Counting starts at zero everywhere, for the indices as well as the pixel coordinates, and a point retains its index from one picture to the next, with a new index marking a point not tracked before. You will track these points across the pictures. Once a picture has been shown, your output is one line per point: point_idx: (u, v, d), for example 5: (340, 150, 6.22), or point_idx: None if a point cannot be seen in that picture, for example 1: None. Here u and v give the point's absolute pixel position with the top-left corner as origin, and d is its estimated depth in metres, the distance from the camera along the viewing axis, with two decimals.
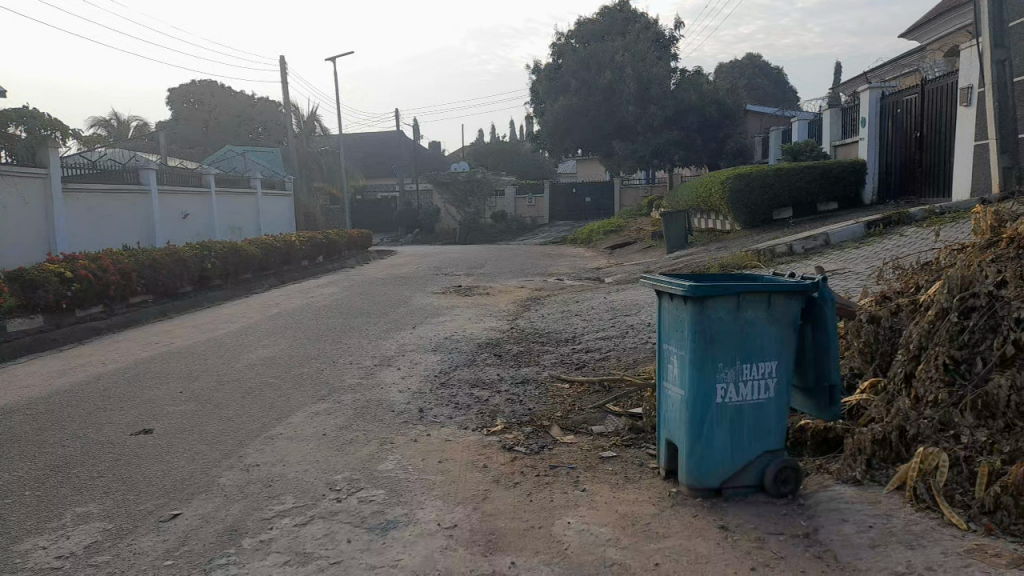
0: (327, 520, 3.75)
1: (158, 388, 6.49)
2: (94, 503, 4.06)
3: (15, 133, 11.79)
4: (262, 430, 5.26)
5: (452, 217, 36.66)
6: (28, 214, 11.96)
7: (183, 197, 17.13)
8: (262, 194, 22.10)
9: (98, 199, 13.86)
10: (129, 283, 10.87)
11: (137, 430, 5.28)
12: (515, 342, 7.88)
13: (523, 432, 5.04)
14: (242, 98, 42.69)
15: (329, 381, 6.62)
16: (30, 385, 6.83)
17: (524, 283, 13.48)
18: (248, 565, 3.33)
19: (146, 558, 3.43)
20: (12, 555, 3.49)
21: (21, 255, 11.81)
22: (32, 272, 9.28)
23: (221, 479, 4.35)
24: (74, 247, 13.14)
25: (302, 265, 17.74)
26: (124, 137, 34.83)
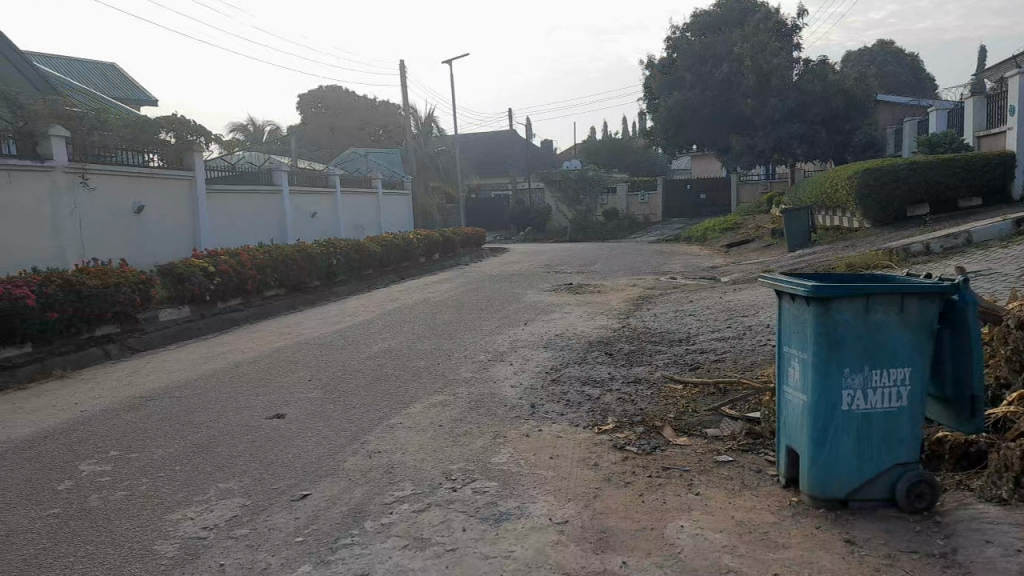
0: (443, 508, 3.89)
1: (289, 375, 6.94)
2: (234, 479, 4.40)
3: (167, 139, 12.97)
4: (382, 419, 5.50)
5: (564, 215, 36.72)
6: (175, 213, 12.97)
7: (311, 197, 18.14)
8: (383, 193, 23.04)
9: (237, 199, 14.92)
10: (263, 277, 11.66)
11: (272, 414, 5.68)
12: (626, 341, 7.82)
13: (635, 431, 5.00)
14: (365, 101, 44.58)
15: (445, 374, 6.84)
16: (179, 370, 7.48)
17: (637, 281, 13.32)
18: (371, 546, 3.51)
19: (280, 533, 3.69)
20: (166, 523, 3.85)
21: (170, 252, 12.88)
22: (182, 266, 10.13)
23: (346, 464, 4.60)
24: (216, 244, 14.20)
25: (419, 261, 18.35)
26: (259, 141, 37.29)
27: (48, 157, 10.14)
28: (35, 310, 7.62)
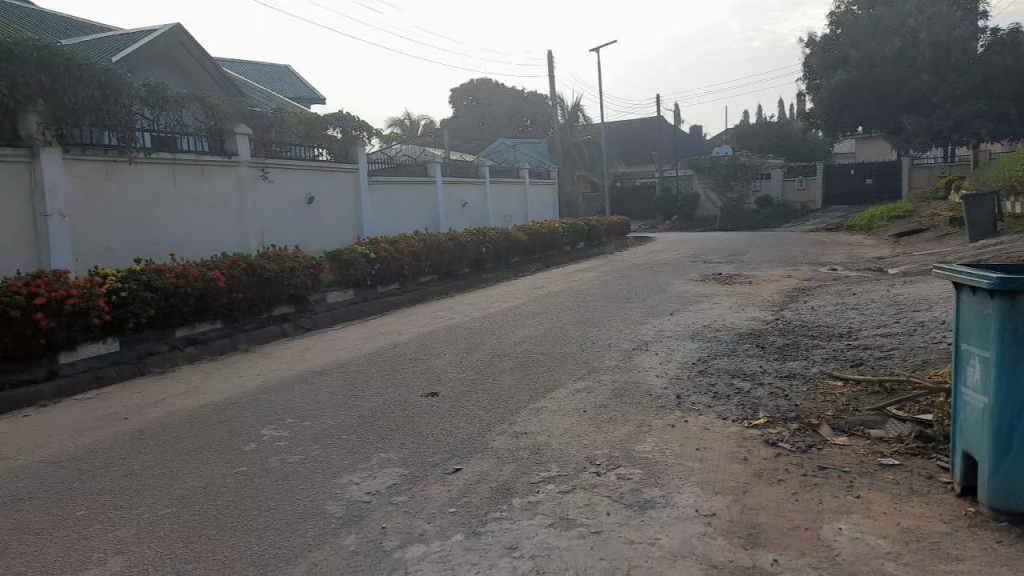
0: (588, 491, 3.95)
1: (442, 357, 7.28)
2: (393, 451, 4.72)
3: (334, 134, 14.00)
4: (528, 402, 5.65)
5: (713, 203, 35.45)
6: (341, 203, 13.93)
7: (462, 187, 18.80)
8: (530, 182, 23.40)
9: (395, 190, 15.78)
10: (418, 263, 12.26)
11: (427, 393, 6.00)
12: (779, 335, 7.46)
13: (788, 428, 4.80)
14: (513, 93, 45.38)
15: (590, 361, 6.88)
16: (344, 348, 8.08)
17: (792, 272, 12.66)
18: (518, 522, 3.64)
19: (435, 503, 3.92)
20: (335, 486, 4.21)
21: (337, 239, 13.86)
22: (346, 253, 10.90)
23: (495, 442, 4.78)
24: (376, 232, 15.10)
25: (564, 250, 18.50)
26: (413, 134, 39.08)
27: (234, 153, 11.24)
28: (224, 290, 8.51)
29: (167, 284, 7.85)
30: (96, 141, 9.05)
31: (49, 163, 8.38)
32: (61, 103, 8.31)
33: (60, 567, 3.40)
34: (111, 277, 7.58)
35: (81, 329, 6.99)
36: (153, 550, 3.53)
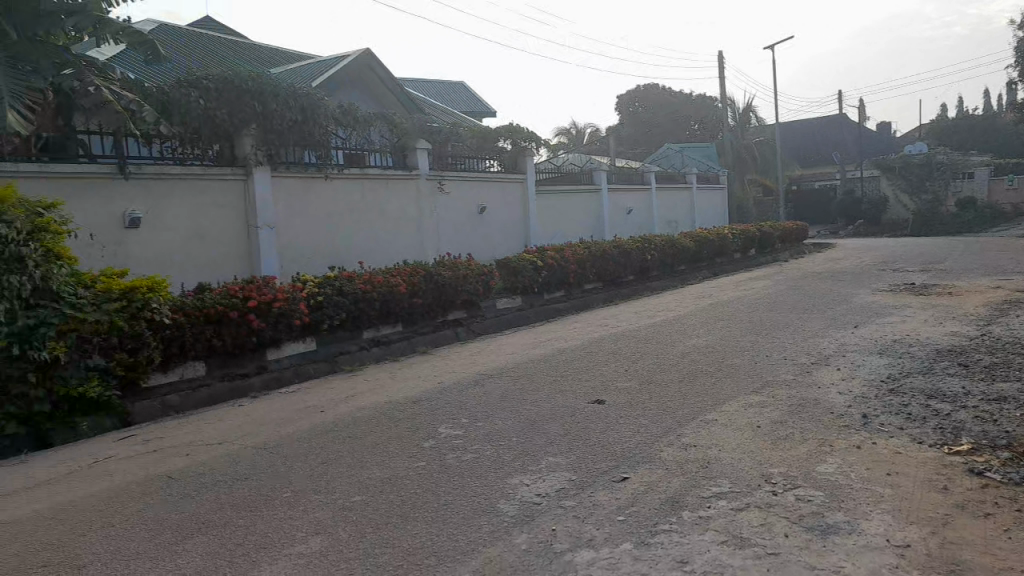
0: (763, 510, 3.80)
1: (607, 365, 7.30)
2: (561, 455, 4.81)
3: (504, 146, 14.49)
4: (698, 414, 5.51)
5: (904, 206, 32.43)
6: (510, 212, 14.37)
7: (627, 194, 18.69)
8: (697, 188, 22.78)
9: (561, 199, 16.02)
10: (583, 271, 12.36)
11: (593, 400, 6.05)
12: (986, 352, 6.70)
13: (997, 457, 4.30)
14: (680, 97, 44.39)
15: (764, 374, 6.58)
16: (512, 353, 8.33)
17: (1001, 283, 11.28)
18: (688, 536, 3.58)
19: (603, 510, 3.95)
20: (507, 486, 4.37)
21: (506, 248, 14.31)
22: (514, 260, 11.24)
23: (664, 453, 4.73)
24: (543, 240, 15.42)
25: (734, 257, 17.79)
26: (578, 143, 39.45)
27: (414, 167, 11.99)
28: (405, 295, 9.10)
29: (355, 290, 8.55)
30: (299, 160, 10.04)
31: (261, 181, 9.41)
32: (271, 127, 9.33)
33: (271, 541, 3.83)
34: (310, 283, 8.41)
35: (285, 329, 7.79)
36: (347, 532, 3.88)
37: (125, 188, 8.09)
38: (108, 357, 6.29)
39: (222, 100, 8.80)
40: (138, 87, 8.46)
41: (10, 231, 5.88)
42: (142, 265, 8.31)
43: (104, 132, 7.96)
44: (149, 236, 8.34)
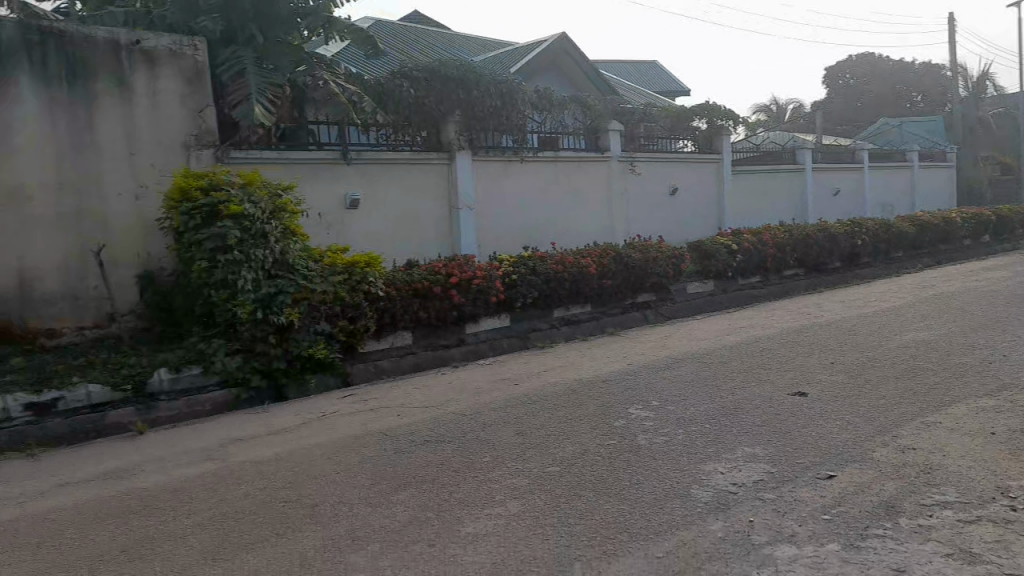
0: (998, 526, 3.39)
1: (810, 356, 6.85)
2: (759, 446, 4.62)
3: (699, 125, 14.03)
4: (917, 414, 5.02)
5: None
6: (704, 193, 13.89)
7: (835, 174, 17.27)
8: (919, 167, 20.48)
9: (760, 179, 15.19)
10: (783, 256, 11.65)
11: (794, 392, 5.72)
12: None
13: None
14: (901, 66, 39.97)
15: (1000, 376, 5.82)
16: (704, 339, 8.10)
17: None
18: (905, 544, 3.30)
19: (806, 506, 3.75)
20: (701, 472, 4.28)
21: (699, 230, 13.86)
22: (708, 243, 10.87)
23: (876, 454, 4.37)
24: (739, 223, 14.73)
25: (963, 244, 15.80)
26: (779, 120, 37.00)
27: (607, 148, 11.97)
28: (595, 276, 9.19)
29: (548, 269, 8.78)
30: (497, 144, 10.44)
31: (462, 165, 9.91)
32: (472, 113, 9.82)
33: (472, 501, 4.13)
34: (506, 262, 8.77)
35: (482, 305, 8.20)
36: (542, 501, 4.06)
37: (347, 172, 8.88)
38: (332, 323, 6.97)
39: (430, 89, 9.40)
40: (358, 79, 9.24)
41: (256, 210, 6.76)
42: (361, 243, 9.11)
43: (330, 121, 8.79)
44: (366, 216, 9.12)
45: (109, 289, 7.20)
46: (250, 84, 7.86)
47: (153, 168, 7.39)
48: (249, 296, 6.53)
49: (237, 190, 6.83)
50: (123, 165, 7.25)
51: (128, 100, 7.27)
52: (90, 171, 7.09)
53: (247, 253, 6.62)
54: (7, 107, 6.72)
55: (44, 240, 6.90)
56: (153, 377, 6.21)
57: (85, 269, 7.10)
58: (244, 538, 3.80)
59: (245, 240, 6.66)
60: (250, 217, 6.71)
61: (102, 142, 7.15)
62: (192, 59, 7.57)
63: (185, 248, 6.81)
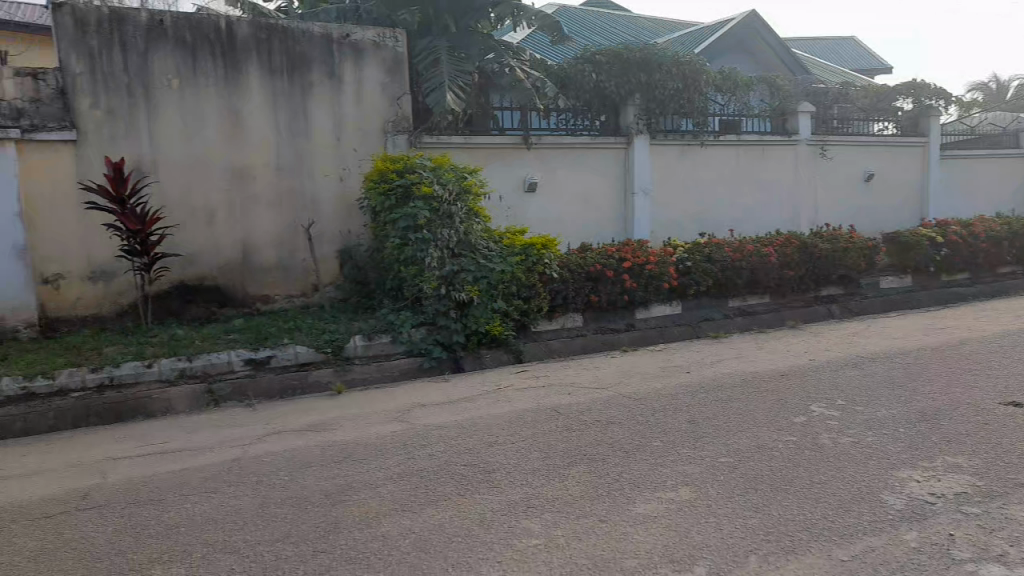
0: None
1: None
2: (963, 456, 4.23)
3: (903, 106, 12.83)
4: None
5: None
6: (905, 180, 12.69)
7: None
8: None
9: (974, 165, 13.61)
10: (998, 251, 10.40)
11: (1008, 402, 5.14)
12: None
13: None
14: None
15: None
16: (899, 338, 7.47)
17: None
18: None
19: (1018, 527, 3.39)
20: (892, 478, 4.00)
21: (896, 221, 12.70)
22: (908, 235, 9.95)
23: None
24: (946, 214, 13.31)
25: None
26: (999, 99, 32.75)
27: (796, 131, 11.27)
28: (776, 265, 8.76)
29: (725, 257, 8.53)
30: (677, 128, 10.22)
31: (640, 148, 9.81)
32: (653, 96, 9.68)
33: (642, 483, 4.16)
34: (680, 249, 8.66)
35: (654, 291, 8.14)
36: (715, 490, 4.00)
37: (527, 156, 9.13)
38: (508, 302, 7.25)
39: (612, 73, 9.39)
40: (542, 65, 9.43)
41: (445, 192, 7.19)
42: (537, 225, 9.35)
43: (513, 106, 9.05)
44: (543, 199, 9.33)
45: (314, 261, 8.01)
46: (444, 72, 8.34)
47: (354, 152, 8.09)
48: (434, 273, 6.99)
49: (428, 172, 7.30)
50: (330, 148, 7.99)
51: (337, 88, 7.96)
52: (303, 154, 7.88)
53: (434, 232, 7.08)
54: (239, 97, 7.56)
55: (264, 216, 7.78)
56: (349, 343, 6.84)
57: (295, 242, 7.93)
58: (428, 495, 4.11)
59: (433, 220, 7.11)
60: (439, 198, 7.16)
61: (314, 128, 7.91)
62: (393, 49, 8.15)
63: (380, 226, 7.43)
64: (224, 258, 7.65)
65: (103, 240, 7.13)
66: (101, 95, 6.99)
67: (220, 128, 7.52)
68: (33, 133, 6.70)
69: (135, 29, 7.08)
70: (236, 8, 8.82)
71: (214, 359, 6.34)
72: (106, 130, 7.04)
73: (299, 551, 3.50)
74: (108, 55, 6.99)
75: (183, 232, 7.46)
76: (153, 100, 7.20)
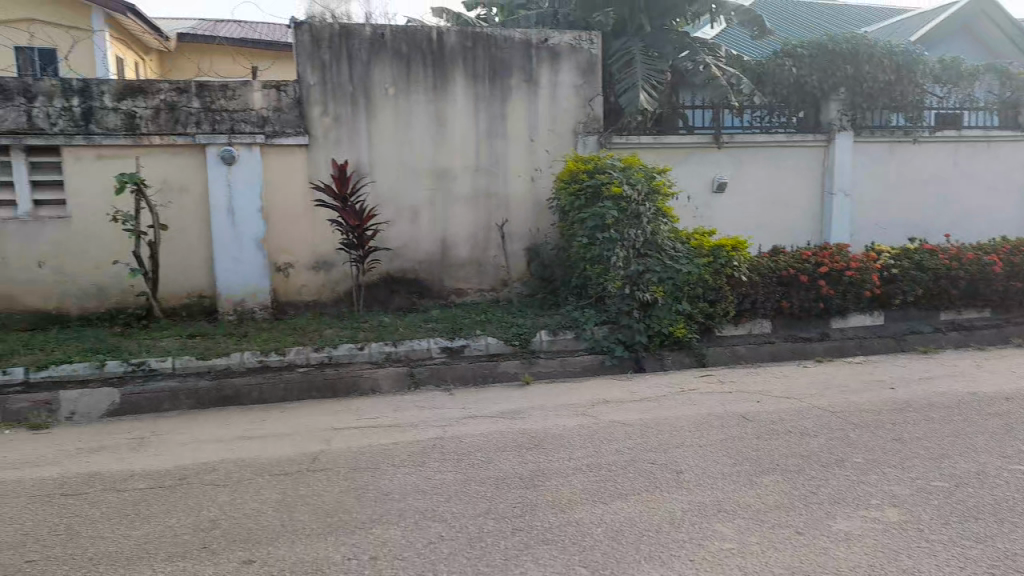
0: None
1: None
2: None
3: None
4: None
5: None
6: None
7: None
8: None
9: None
10: None
11: None
12: None
13: None
14: None
15: None
16: None
17: None
18: None
19: None
20: None
21: None
22: None
23: None
24: None
25: None
26: None
27: None
28: (1000, 276, 7.87)
29: (938, 265, 7.78)
30: (887, 123, 9.47)
31: (843, 146, 9.22)
32: (860, 90, 9.07)
33: (843, 499, 3.99)
34: (886, 254, 7.97)
35: (853, 299, 7.63)
36: (928, 515, 3.74)
37: (718, 155, 8.93)
38: (693, 305, 7.15)
39: (815, 66, 8.91)
40: (739, 60, 9.14)
41: (634, 192, 7.26)
42: (726, 227, 9.11)
43: (706, 105, 8.88)
44: (733, 199, 9.07)
45: (505, 257, 8.44)
46: (638, 73, 8.46)
47: (547, 153, 8.43)
48: (620, 273, 7.07)
49: (618, 173, 7.39)
50: (525, 150, 8.37)
51: (534, 92, 8.30)
52: (500, 155, 8.32)
53: (621, 231, 7.15)
54: (446, 103, 8.13)
55: (461, 213, 8.31)
56: (535, 337, 7.10)
57: (488, 239, 8.40)
58: (618, 488, 4.22)
59: (621, 220, 7.19)
60: (628, 199, 7.22)
61: (511, 130, 8.32)
62: (588, 52, 8.37)
63: (569, 225, 7.66)
64: (425, 252, 8.27)
65: (325, 234, 8.00)
66: (330, 103, 7.82)
67: (428, 132, 8.13)
68: (274, 138, 7.67)
69: (361, 42, 7.83)
70: (441, 18, 9.48)
71: (415, 345, 6.87)
72: (332, 135, 7.87)
73: (499, 527, 3.75)
74: (337, 67, 7.80)
75: (390, 228, 8.15)
76: (372, 107, 7.94)
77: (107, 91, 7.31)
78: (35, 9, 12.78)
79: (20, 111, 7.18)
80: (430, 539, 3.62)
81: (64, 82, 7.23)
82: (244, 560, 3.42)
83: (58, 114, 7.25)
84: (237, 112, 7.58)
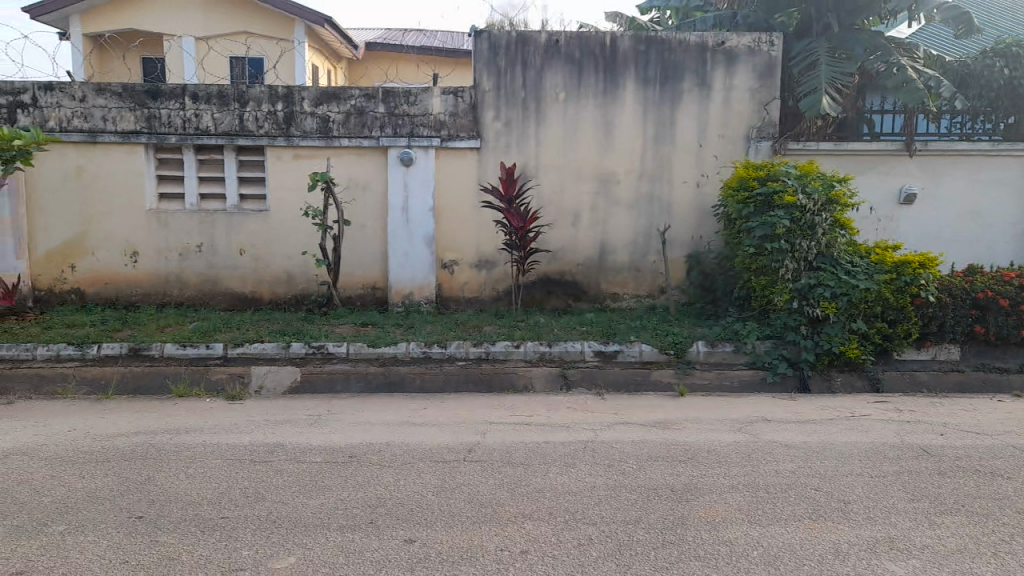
0: None
1: None
2: None
3: None
4: None
5: None
6: None
7: None
8: None
9: None
10: None
11: None
12: None
13: None
14: None
15: None
16: None
17: None
18: None
19: None
20: None
21: None
22: None
23: None
24: None
25: None
26: None
27: None
28: None
29: None
30: None
31: None
32: None
33: None
34: None
35: None
36: None
37: (907, 164, 8.24)
38: (869, 324, 6.67)
39: None
40: (940, 62, 8.37)
41: (810, 201, 6.84)
42: (914, 243, 8.36)
43: (897, 109, 8.25)
44: (923, 212, 8.31)
45: (664, 264, 8.32)
46: (822, 75, 7.98)
47: (716, 159, 8.19)
48: (788, 284, 6.78)
49: (794, 180, 7.01)
50: (693, 155, 8.20)
51: (706, 96, 8.10)
52: (666, 160, 8.21)
53: (792, 242, 6.81)
54: (615, 107, 8.14)
55: (623, 218, 8.29)
56: (692, 347, 6.94)
57: (648, 245, 8.31)
58: (777, 511, 4.04)
59: (794, 230, 6.83)
60: (803, 208, 6.84)
61: (679, 135, 8.17)
62: (767, 54, 8.05)
63: (735, 233, 7.44)
64: (584, 256, 8.33)
65: (490, 234, 8.30)
66: (503, 108, 8.10)
67: (595, 137, 8.19)
68: (449, 141, 8.08)
69: (535, 49, 8.03)
70: (615, 23, 9.50)
71: (569, 347, 6.95)
72: (503, 139, 8.15)
73: (649, 537, 3.72)
74: (512, 72, 8.06)
75: (552, 230, 8.30)
76: (543, 111, 8.13)
77: (307, 97, 8.04)
78: (253, 21, 14.28)
79: (234, 115, 8.08)
80: (580, 541, 3.67)
81: (272, 88, 8.03)
82: (405, 539, 3.65)
83: (265, 117, 8.08)
84: (417, 116, 8.06)
